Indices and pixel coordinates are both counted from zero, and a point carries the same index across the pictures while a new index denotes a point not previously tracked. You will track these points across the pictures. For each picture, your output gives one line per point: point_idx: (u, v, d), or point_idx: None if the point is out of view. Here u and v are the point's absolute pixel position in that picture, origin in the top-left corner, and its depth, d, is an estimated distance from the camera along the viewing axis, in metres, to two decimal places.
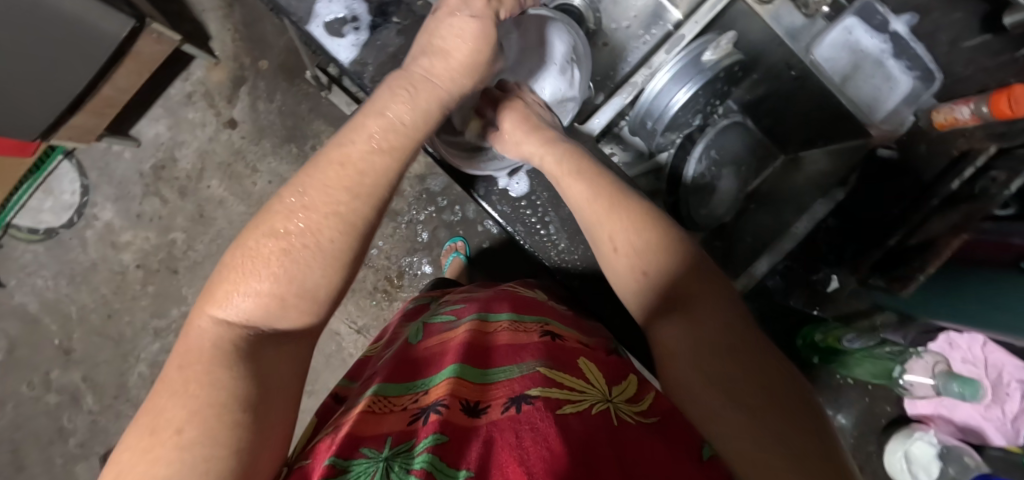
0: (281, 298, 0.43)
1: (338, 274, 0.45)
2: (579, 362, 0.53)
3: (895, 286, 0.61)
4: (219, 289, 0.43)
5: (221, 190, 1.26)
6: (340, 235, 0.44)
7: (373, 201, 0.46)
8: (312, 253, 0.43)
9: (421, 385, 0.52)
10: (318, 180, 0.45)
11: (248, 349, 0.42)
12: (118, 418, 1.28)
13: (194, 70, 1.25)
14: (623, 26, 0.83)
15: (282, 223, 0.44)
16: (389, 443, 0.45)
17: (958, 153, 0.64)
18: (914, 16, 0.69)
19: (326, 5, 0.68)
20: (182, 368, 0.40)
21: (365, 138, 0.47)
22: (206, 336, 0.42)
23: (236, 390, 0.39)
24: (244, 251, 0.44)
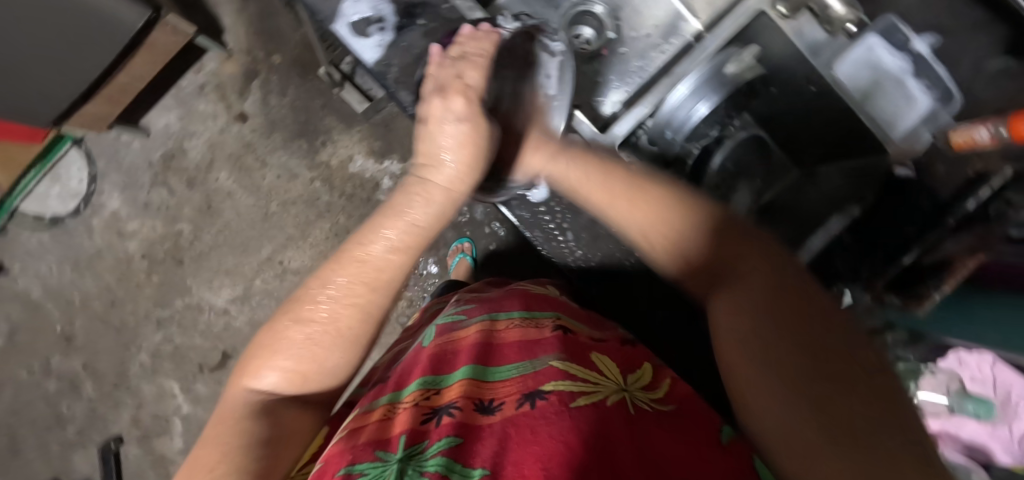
0: (303, 375, 0.50)
1: (353, 354, 0.52)
2: (591, 356, 0.53)
3: (913, 304, 0.64)
4: (252, 363, 0.50)
5: (229, 183, 1.26)
6: (357, 322, 0.51)
7: (388, 292, 0.53)
8: (332, 337, 0.50)
9: (440, 381, 0.52)
10: (341, 273, 0.51)
11: (271, 408, 0.48)
12: (117, 407, 1.27)
13: (207, 62, 1.25)
14: (642, 34, 0.83)
15: (309, 310, 0.51)
16: (402, 444, 0.44)
17: (973, 175, 0.62)
18: (937, 37, 0.68)
19: (352, 4, 0.68)
20: (216, 425, 0.46)
21: (383, 238, 0.53)
22: (239, 402, 0.48)
23: (258, 438, 0.45)
24: (274, 333, 0.51)
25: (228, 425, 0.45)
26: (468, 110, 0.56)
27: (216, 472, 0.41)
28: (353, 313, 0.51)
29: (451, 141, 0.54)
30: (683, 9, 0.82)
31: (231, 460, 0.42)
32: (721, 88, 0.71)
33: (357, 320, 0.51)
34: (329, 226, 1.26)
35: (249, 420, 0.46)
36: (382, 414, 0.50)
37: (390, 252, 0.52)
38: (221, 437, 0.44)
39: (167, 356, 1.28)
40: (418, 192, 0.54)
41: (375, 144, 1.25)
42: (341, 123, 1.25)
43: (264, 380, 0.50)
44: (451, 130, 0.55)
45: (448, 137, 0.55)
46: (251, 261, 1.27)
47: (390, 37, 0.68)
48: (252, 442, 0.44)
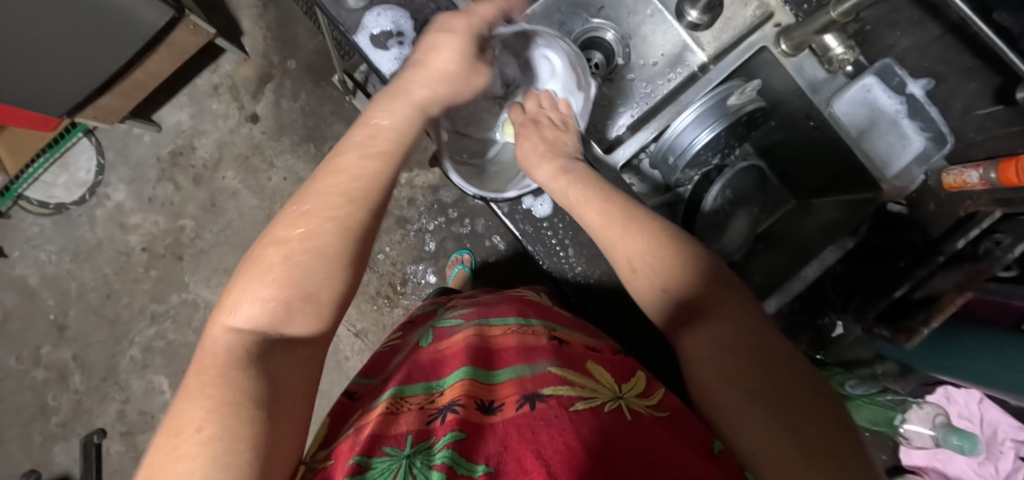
0: (287, 303, 0.46)
1: (338, 273, 0.48)
2: (589, 365, 0.55)
3: (902, 337, 0.63)
4: (230, 299, 0.46)
5: (235, 182, 1.28)
6: (338, 238, 0.48)
7: (366, 205, 0.51)
8: (315, 257, 0.47)
9: (437, 385, 0.54)
10: (314, 189, 0.50)
11: (257, 353, 0.43)
12: (104, 401, 1.26)
13: (223, 63, 1.28)
14: (649, 62, 0.85)
15: (284, 231, 0.48)
16: (410, 442, 0.46)
17: (965, 214, 0.66)
18: (930, 81, 0.70)
19: (374, 18, 0.71)
20: (197, 374, 0.41)
21: (352, 146, 0.53)
22: (219, 341, 0.43)
23: (252, 388, 0.40)
24: (252, 261, 0.47)
25: (213, 373, 0.40)
26: (464, 27, 0.61)
27: (205, 433, 0.37)
28: (330, 221, 0.49)
29: (431, 55, 0.60)
30: (690, 42, 0.84)
31: (218, 420, 0.38)
32: (724, 118, 0.70)
33: (337, 234, 0.48)
34: None
35: (235, 369, 0.41)
36: (384, 408, 0.50)
37: (363, 157, 0.53)
38: (206, 392, 0.39)
39: (158, 351, 1.27)
40: (389, 102, 0.57)
41: None
42: (350, 130, 1.27)
43: (243, 316, 0.45)
44: (441, 41, 0.60)
45: (429, 50, 0.60)
46: None
47: (408, 52, 0.71)
48: (241, 399, 0.39)
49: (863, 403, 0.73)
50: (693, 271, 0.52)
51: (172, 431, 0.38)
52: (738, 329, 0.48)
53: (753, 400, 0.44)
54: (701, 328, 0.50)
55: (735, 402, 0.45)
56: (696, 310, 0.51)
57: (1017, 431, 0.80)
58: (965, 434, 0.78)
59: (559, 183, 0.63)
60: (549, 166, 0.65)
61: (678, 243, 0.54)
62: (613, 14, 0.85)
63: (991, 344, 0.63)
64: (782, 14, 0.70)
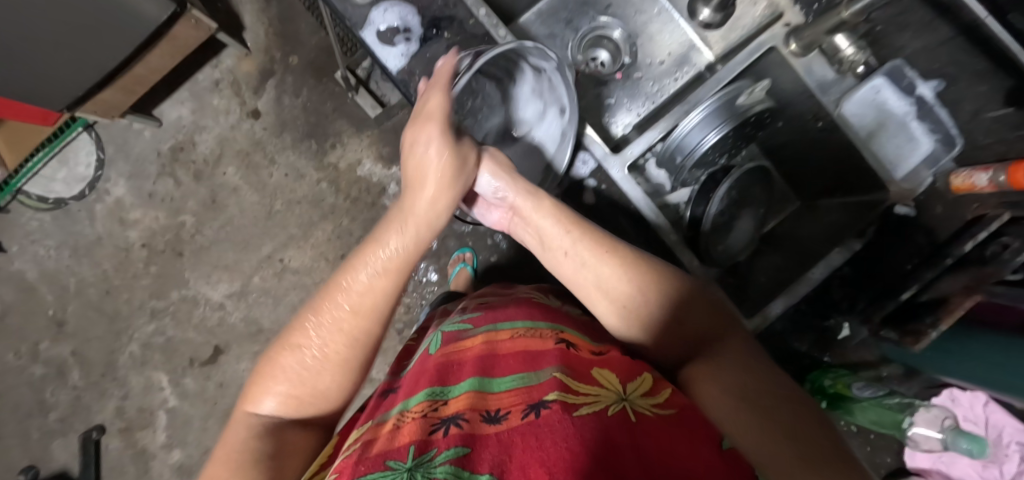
0: (301, 397, 0.51)
1: (346, 375, 0.53)
2: (595, 369, 0.53)
3: (908, 340, 0.64)
4: (253, 392, 0.52)
5: (236, 178, 1.27)
6: (348, 346, 0.53)
7: (374, 319, 0.54)
8: (325, 362, 0.52)
9: (444, 392, 0.52)
10: (327, 302, 0.54)
11: (269, 430, 0.49)
12: (103, 397, 1.26)
13: (224, 59, 1.27)
14: (656, 62, 0.85)
15: (301, 337, 0.53)
16: (412, 454, 0.43)
17: (971, 218, 0.66)
18: (940, 83, 0.70)
19: (381, 13, 0.70)
20: (222, 453, 0.47)
21: (365, 261, 0.55)
22: (240, 428, 0.49)
23: (267, 463, 0.46)
24: (273, 360, 0.53)
25: (231, 452, 0.46)
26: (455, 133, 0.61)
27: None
28: (337, 337, 0.53)
29: (426, 153, 0.59)
30: (697, 41, 0.84)
31: None
32: (733, 119, 0.70)
33: (345, 347, 0.52)
34: (332, 228, 1.26)
35: (255, 450, 0.46)
36: (392, 426, 0.49)
37: (375, 278, 0.55)
38: (224, 463, 0.45)
39: (158, 348, 1.27)
40: (401, 203, 0.59)
41: (384, 150, 1.26)
42: (352, 127, 1.26)
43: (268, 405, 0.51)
44: (435, 139, 0.59)
45: (424, 147, 0.59)
46: (251, 259, 1.27)
47: (414, 48, 0.70)
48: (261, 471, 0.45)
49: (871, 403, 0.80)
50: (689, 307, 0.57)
51: None
52: (744, 359, 0.52)
53: (750, 411, 0.47)
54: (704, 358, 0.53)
55: (742, 421, 0.47)
56: (696, 342, 0.55)
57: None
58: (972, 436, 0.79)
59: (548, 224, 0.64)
60: (534, 205, 0.65)
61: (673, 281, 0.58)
62: (619, 13, 0.85)
63: (995, 346, 0.63)
64: (791, 14, 0.69)
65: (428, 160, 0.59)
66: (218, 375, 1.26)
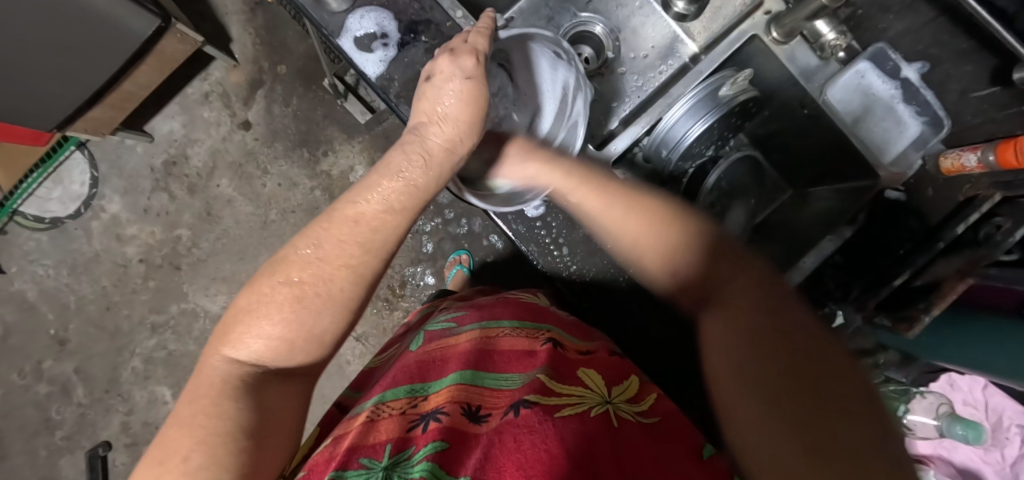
0: (289, 343, 0.48)
1: (343, 319, 0.49)
2: (580, 369, 0.54)
3: (901, 327, 0.63)
4: (233, 330, 0.47)
5: (230, 190, 1.27)
6: (350, 285, 0.49)
7: (381, 257, 0.51)
8: (322, 300, 0.48)
9: (423, 390, 0.54)
10: (334, 232, 0.50)
11: (252, 383, 0.46)
12: (107, 413, 1.27)
13: (213, 71, 1.27)
14: (640, 55, 0.84)
15: (295, 271, 0.48)
16: (389, 452, 0.45)
17: (964, 199, 0.66)
18: (925, 64, 0.68)
19: (358, 20, 0.71)
20: (191, 403, 0.44)
21: (376, 198, 0.52)
22: (217, 371, 0.46)
23: (241, 420, 0.42)
24: (257, 295, 0.48)
25: (206, 403, 0.43)
26: (477, 67, 0.56)
27: (192, 463, 0.40)
28: (338, 272, 0.49)
29: (451, 104, 0.55)
30: (681, 33, 0.83)
31: (208, 451, 0.40)
32: (715, 112, 0.70)
33: (350, 282, 0.49)
34: None
35: (229, 401, 0.43)
36: (367, 417, 0.51)
37: (385, 213, 0.51)
38: (198, 418, 0.42)
39: (160, 362, 1.27)
40: (416, 151, 0.54)
41: (376, 155, 1.26)
42: (343, 133, 1.26)
43: (246, 348, 0.47)
44: (456, 87, 0.55)
45: (444, 98, 0.56)
46: (248, 269, 1.27)
47: (393, 53, 0.71)
48: (231, 431, 0.42)
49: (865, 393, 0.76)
50: (694, 254, 0.48)
51: (163, 458, 0.41)
52: (762, 320, 0.42)
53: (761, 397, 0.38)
54: (722, 315, 0.44)
55: (753, 396, 0.39)
56: (713, 295, 0.46)
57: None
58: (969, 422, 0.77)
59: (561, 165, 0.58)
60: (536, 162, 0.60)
61: (674, 214, 0.50)
62: (601, 7, 0.85)
63: (995, 332, 0.61)
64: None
65: (454, 114, 0.55)
66: None
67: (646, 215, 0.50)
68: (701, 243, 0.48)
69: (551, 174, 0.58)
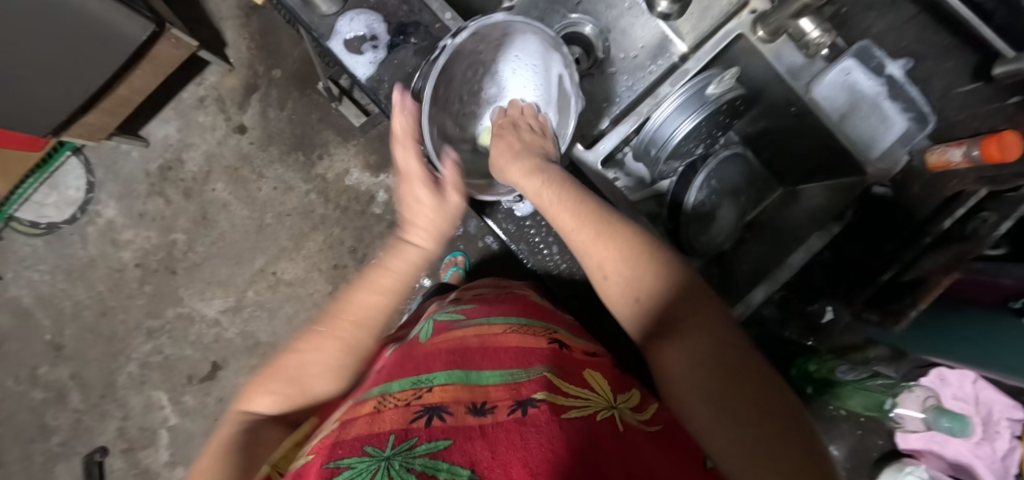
0: (294, 397, 0.57)
1: (341, 385, 0.59)
2: (585, 373, 0.56)
3: (888, 322, 0.65)
4: (249, 392, 0.57)
5: (225, 194, 1.28)
6: (344, 353, 0.60)
7: (372, 329, 0.62)
8: (320, 367, 0.59)
9: (423, 380, 0.53)
10: (338, 306, 0.62)
11: (260, 426, 0.54)
12: (103, 418, 1.26)
13: (208, 75, 1.27)
14: (631, 55, 0.85)
15: (305, 340, 0.60)
16: (393, 441, 0.44)
17: (951, 195, 0.67)
18: (908, 61, 0.69)
19: (347, 22, 0.71)
20: (212, 443, 0.52)
21: (368, 287, 0.62)
22: (233, 422, 0.54)
23: (246, 451, 0.50)
24: (272, 366, 0.59)
25: (222, 441, 0.51)
26: (439, 139, 0.67)
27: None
28: (334, 346, 0.60)
29: (412, 169, 0.64)
30: (670, 33, 0.84)
31: (218, 469, 0.48)
32: (702, 110, 0.70)
33: (343, 352, 0.60)
34: (323, 238, 1.27)
35: (241, 438, 0.51)
36: (372, 407, 0.50)
37: (372, 294, 0.62)
38: (215, 458, 0.49)
39: (155, 367, 1.27)
40: (394, 245, 0.65)
41: (371, 158, 1.27)
42: (338, 136, 1.26)
43: (263, 405, 0.57)
44: (420, 153, 0.65)
45: (409, 164, 0.65)
46: (244, 273, 1.27)
47: (383, 55, 0.70)
48: (238, 460, 0.49)
49: (854, 388, 0.72)
50: (656, 289, 0.52)
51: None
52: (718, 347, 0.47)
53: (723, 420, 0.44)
54: (680, 346, 0.49)
55: (714, 417, 0.44)
56: (669, 327, 0.51)
57: (1015, 410, 0.75)
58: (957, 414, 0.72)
59: (533, 182, 0.60)
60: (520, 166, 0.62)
61: (643, 248, 0.54)
62: (591, 9, 0.86)
63: (988, 325, 0.58)
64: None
65: (416, 206, 0.65)
66: (217, 391, 1.27)
67: (623, 247, 0.54)
68: (663, 281, 0.52)
69: (549, 194, 0.59)
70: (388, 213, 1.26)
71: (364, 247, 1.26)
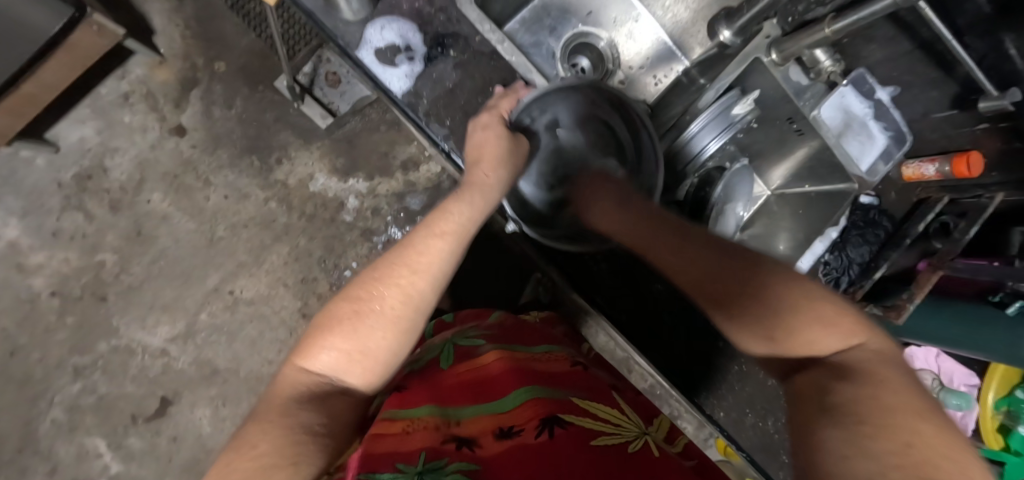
0: (351, 356, 0.51)
1: (394, 340, 0.52)
2: (615, 401, 0.63)
3: (891, 314, 0.73)
4: (309, 345, 0.52)
5: (164, 205, 1.12)
6: (400, 304, 0.52)
7: (437, 280, 0.54)
8: (378, 316, 0.52)
9: (452, 414, 0.58)
10: (395, 254, 0.55)
11: (320, 392, 0.50)
12: (23, 475, 1.07)
13: (132, 68, 1.10)
14: (634, 68, 0.88)
15: (364, 290, 0.53)
16: (422, 459, 0.47)
17: (918, 199, 0.80)
18: (897, 89, 0.77)
19: (378, 31, 0.69)
20: (271, 404, 0.48)
21: (432, 228, 0.56)
22: (291, 380, 0.50)
23: (309, 426, 0.45)
24: (330, 313, 0.53)
25: (279, 409, 0.47)
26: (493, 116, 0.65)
27: (258, 449, 0.42)
28: (389, 291, 0.52)
29: (480, 133, 0.64)
30: (676, 48, 0.88)
31: (270, 440, 0.43)
32: (727, 128, 0.78)
33: (399, 301, 0.52)
34: (288, 251, 1.14)
35: (298, 406, 0.47)
36: (402, 428, 0.53)
37: (432, 237, 0.55)
38: (271, 417, 0.46)
39: (88, 409, 1.09)
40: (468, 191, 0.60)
41: (338, 161, 1.16)
42: (299, 138, 1.14)
43: (322, 363, 0.51)
44: (486, 119, 0.65)
45: (478, 127, 0.64)
46: (193, 294, 1.13)
47: (420, 68, 0.69)
48: (297, 434, 0.44)
49: None
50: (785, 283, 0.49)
51: (235, 447, 0.43)
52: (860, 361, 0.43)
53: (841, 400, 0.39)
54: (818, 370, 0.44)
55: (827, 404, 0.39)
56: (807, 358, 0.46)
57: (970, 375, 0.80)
58: (961, 393, 0.78)
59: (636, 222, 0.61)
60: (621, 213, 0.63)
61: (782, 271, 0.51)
62: (600, 21, 0.88)
63: (971, 311, 0.70)
64: (770, 25, 0.72)
65: (480, 143, 0.64)
66: (170, 429, 1.11)
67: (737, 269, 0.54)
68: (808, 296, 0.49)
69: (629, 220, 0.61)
70: (360, 220, 1.16)
71: (335, 258, 1.14)
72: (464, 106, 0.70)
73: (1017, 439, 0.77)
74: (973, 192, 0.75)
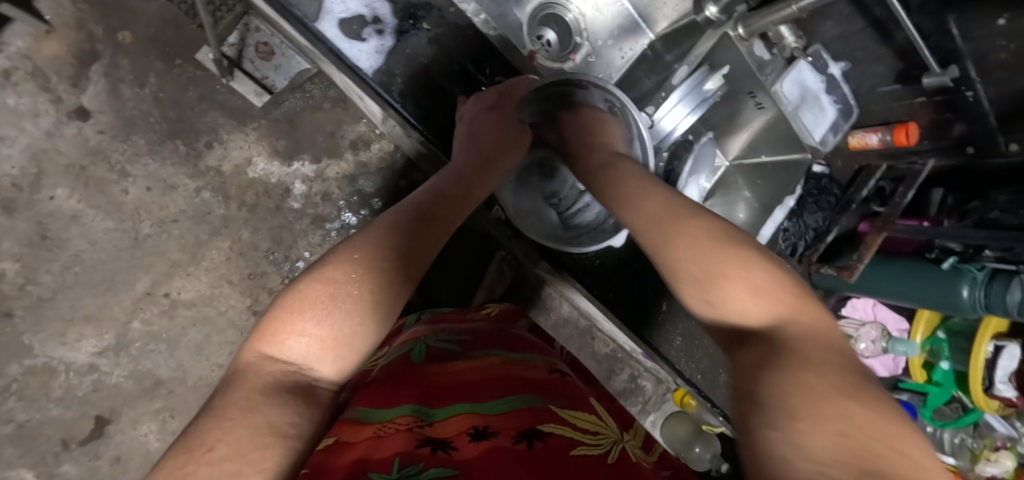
0: (328, 343, 0.44)
1: (373, 324, 0.47)
2: (593, 406, 0.60)
3: (844, 274, 0.81)
4: (273, 330, 0.44)
5: (72, 202, 0.97)
6: (380, 287, 0.47)
7: (416, 261, 0.52)
8: (355, 301, 0.46)
9: (430, 415, 0.51)
10: (373, 237, 0.50)
11: (285, 379, 0.42)
12: None
13: (11, 40, 0.93)
14: (603, 42, 0.87)
15: (337, 272, 0.47)
16: (397, 466, 0.40)
17: (859, 168, 0.89)
18: (848, 64, 0.83)
19: (341, 3, 0.69)
20: (232, 393, 0.40)
21: (409, 209, 0.54)
22: (252, 367, 0.42)
23: (278, 418, 0.39)
24: (296, 295, 0.46)
25: (245, 394, 0.40)
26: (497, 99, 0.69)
27: (216, 452, 0.34)
28: (376, 268, 0.47)
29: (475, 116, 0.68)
30: (640, 19, 0.87)
31: (232, 440, 0.35)
32: (700, 103, 0.78)
33: (381, 284, 0.47)
34: (230, 245, 1.04)
35: (261, 395, 0.40)
36: (374, 432, 0.47)
37: (415, 217, 0.53)
38: (232, 409, 0.38)
39: (7, 439, 0.96)
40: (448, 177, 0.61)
41: (279, 143, 1.05)
42: (230, 118, 1.02)
43: (292, 350, 0.44)
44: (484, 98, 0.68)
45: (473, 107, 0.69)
46: (120, 301, 1.00)
47: (390, 43, 0.70)
48: (260, 428, 0.37)
49: None
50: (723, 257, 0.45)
51: (188, 445, 0.35)
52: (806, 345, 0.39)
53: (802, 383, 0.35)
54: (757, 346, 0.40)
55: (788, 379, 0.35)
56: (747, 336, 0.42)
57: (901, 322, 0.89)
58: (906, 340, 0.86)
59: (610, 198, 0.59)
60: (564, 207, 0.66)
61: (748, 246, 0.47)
62: None
63: (912, 270, 0.78)
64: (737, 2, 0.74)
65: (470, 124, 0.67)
66: (111, 450, 1.00)
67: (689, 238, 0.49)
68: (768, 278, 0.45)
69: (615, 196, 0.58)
70: (310, 207, 1.07)
71: (285, 249, 1.05)
72: (435, 80, 0.72)
73: (940, 373, 0.88)
74: (908, 159, 0.84)
